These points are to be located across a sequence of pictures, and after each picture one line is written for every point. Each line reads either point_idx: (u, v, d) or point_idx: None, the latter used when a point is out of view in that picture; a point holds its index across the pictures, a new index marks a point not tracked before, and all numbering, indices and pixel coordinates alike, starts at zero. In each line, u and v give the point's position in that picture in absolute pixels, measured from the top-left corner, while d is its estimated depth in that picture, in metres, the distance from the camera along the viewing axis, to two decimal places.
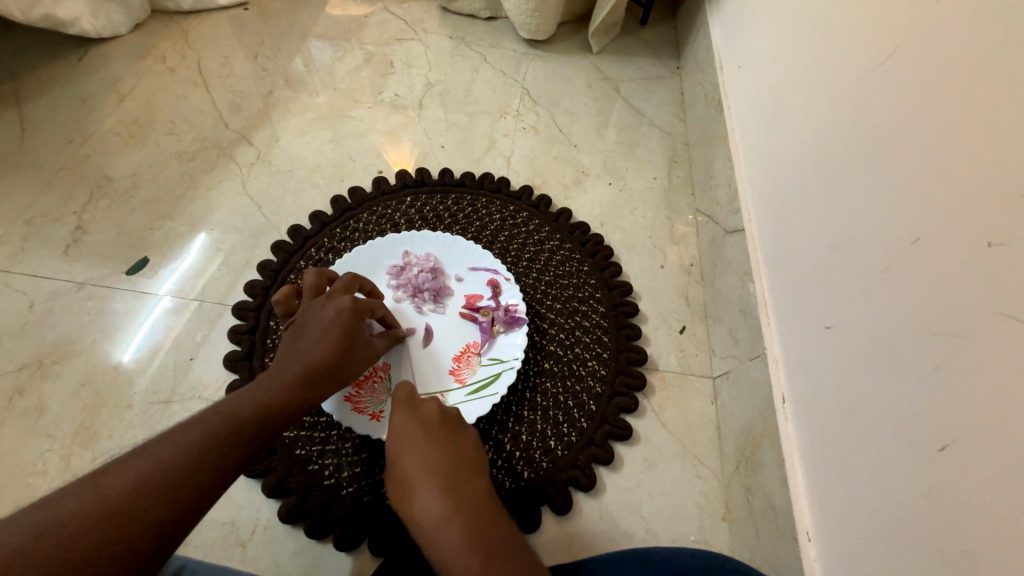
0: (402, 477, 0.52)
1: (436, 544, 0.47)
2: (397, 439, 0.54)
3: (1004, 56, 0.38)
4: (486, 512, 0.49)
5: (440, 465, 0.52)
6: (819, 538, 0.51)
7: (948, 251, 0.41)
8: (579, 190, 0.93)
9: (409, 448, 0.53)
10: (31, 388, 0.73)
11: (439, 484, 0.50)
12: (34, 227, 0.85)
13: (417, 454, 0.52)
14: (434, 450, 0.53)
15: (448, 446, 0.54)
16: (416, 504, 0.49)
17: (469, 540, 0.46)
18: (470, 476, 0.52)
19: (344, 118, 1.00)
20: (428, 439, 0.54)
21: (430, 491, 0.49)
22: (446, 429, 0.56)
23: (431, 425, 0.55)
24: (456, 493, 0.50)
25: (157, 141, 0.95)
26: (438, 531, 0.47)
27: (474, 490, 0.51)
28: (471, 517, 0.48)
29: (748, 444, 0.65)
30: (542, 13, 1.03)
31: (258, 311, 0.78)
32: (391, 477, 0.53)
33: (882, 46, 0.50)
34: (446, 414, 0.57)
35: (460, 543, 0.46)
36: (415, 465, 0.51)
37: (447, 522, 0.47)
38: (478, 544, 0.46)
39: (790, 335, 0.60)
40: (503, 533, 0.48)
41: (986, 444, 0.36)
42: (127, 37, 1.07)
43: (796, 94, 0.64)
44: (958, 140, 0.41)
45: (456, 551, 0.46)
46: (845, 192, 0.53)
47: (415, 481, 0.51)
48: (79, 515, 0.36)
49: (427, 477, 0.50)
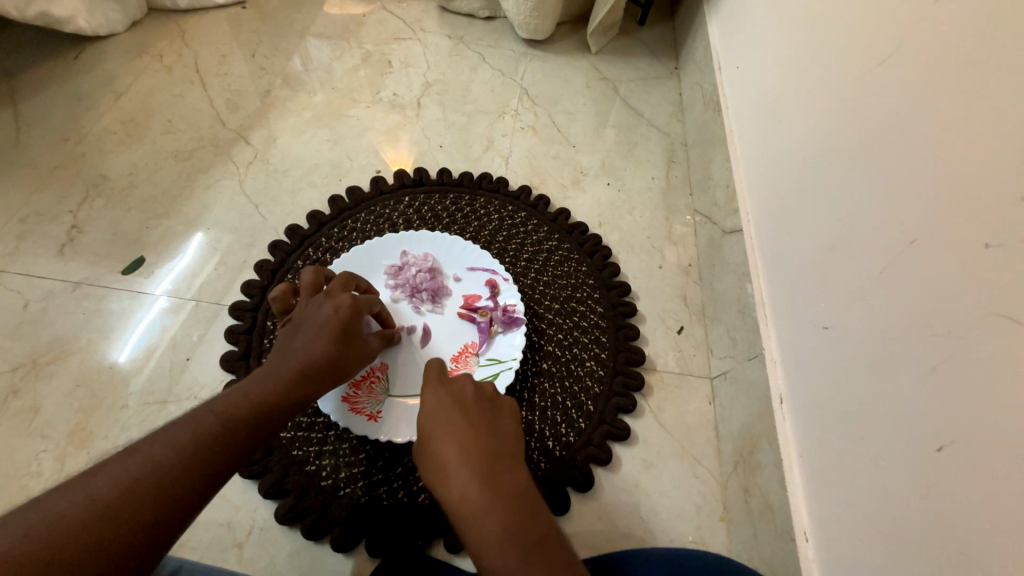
0: (434, 458, 0.44)
1: (470, 536, 0.39)
2: (429, 419, 0.47)
3: (1003, 57, 0.38)
4: (526, 501, 0.40)
5: (476, 446, 0.44)
6: (817, 536, 0.51)
7: (946, 251, 0.41)
8: (577, 190, 0.93)
9: (440, 427, 0.46)
10: (26, 389, 0.72)
11: (474, 465, 0.42)
12: (29, 225, 0.84)
13: (451, 432, 0.45)
14: (468, 428, 0.46)
15: (486, 427, 0.46)
16: (448, 490, 0.42)
17: (507, 530, 0.38)
18: (512, 460, 0.43)
19: (341, 117, 0.99)
20: (463, 417, 0.47)
21: (464, 474, 0.41)
22: (484, 408, 0.48)
23: (467, 404, 0.48)
24: (494, 476, 0.41)
25: (153, 140, 0.94)
26: (473, 517, 0.39)
27: (517, 475, 0.42)
28: (510, 502, 0.40)
29: (746, 444, 0.65)
30: (541, 13, 1.03)
31: (255, 311, 0.78)
32: (424, 462, 0.45)
33: (880, 47, 0.50)
34: (485, 396, 0.50)
35: (494, 534, 0.38)
36: (448, 443, 0.44)
37: (482, 509, 0.39)
38: (515, 535, 0.38)
39: (788, 335, 0.60)
40: (546, 525, 0.39)
41: (984, 445, 0.36)
42: (124, 35, 1.07)
43: (795, 94, 0.64)
44: (957, 141, 0.41)
45: (490, 541, 0.38)
46: (844, 191, 0.53)
47: (446, 461, 0.43)
48: (68, 515, 0.36)
49: (460, 456, 0.43)
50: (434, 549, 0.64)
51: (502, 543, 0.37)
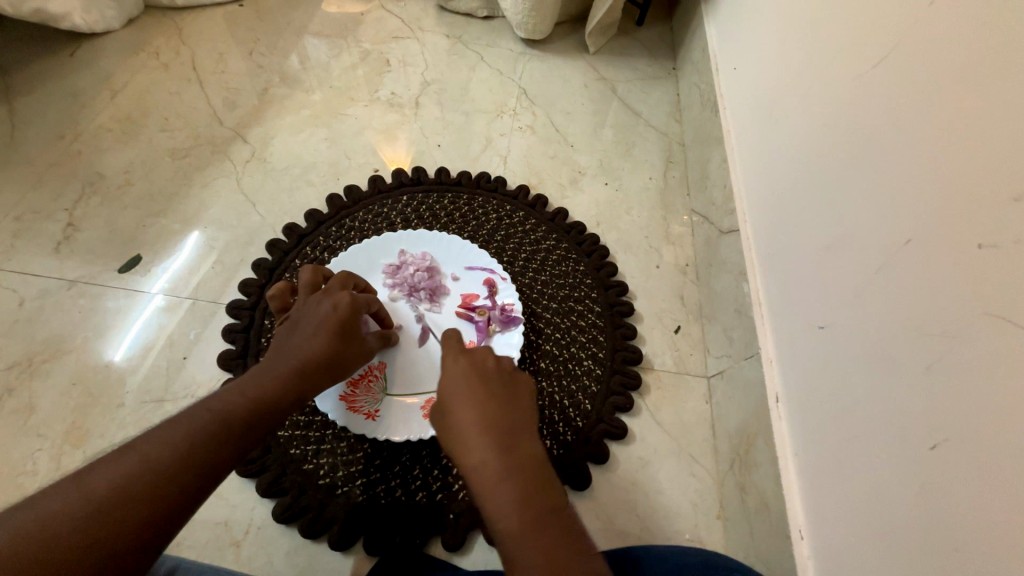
0: (452, 422, 0.44)
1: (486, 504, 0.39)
2: (447, 381, 0.47)
3: (997, 61, 0.39)
4: (541, 475, 0.41)
5: (494, 414, 0.44)
6: (812, 534, 0.51)
7: (940, 251, 0.41)
8: (575, 190, 0.93)
9: (458, 392, 0.45)
10: (21, 387, 0.72)
11: (492, 434, 0.42)
12: (24, 223, 0.84)
13: (472, 401, 0.44)
14: (487, 395, 0.45)
15: (504, 395, 0.46)
16: (466, 456, 0.42)
17: (522, 503, 0.38)
18: (531, 435, 0.43)
19: (339, 116, 0.99)
20: (484, 386, 0.46)
21: (483, 443, 0.42)
22: (502, 377, 0.48)
23: (486, 370, 0.48)
24: (512, 447, 0.41)
25: (150, 138, 0.94)
26: (489, 487, 0.40)
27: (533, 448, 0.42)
28: (527, 475, 0.40)
29: (742, 443, 0.66)
30: (539, 13, 1.03)
31: (253, 309, 0.78)
32: (442, 426, 0.45)
33: (877, 49, 0.50)
34: (504, 362, 0.49)
35: (509, 505, 0.38)
36: (467, 408, 0.44)
37: (500, 479, 0.40)
38: (530, 509, 0.38)
39: (785, 334, 0.61)
40: (560, 498, 0.40)
41: (977, 443, 0.36)
42: (120, 33, 1.06)
43: (791, 96, 0.65)
44: (952, 141, 0.41)
45: (506, 512, 0.38)
46: (840, 191, 0.53)
47: (465, 427, 0.43)
48: (62, 516, 0.36)
49: (479, 424, 0.43)
50: (431, 547, 0.64)
51: (518, 515, 0.38)
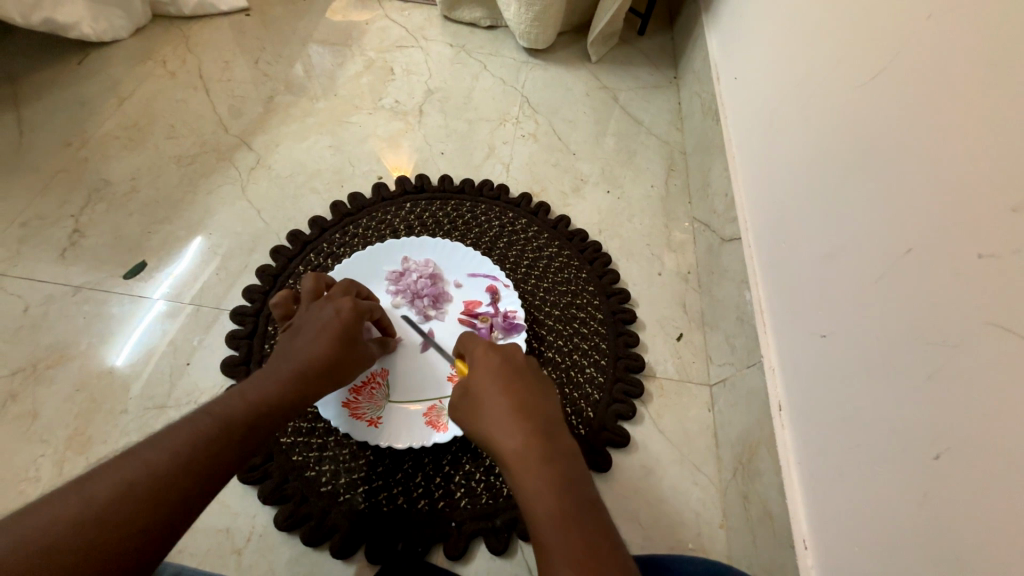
0: (489, 415, 0.46)
1: (524, 486, 0.41)
2: (481, 378, 0.49)
3: (995, 73, 0.39)
4: (574, 463, 0.43)
5: (531, 405, 0.46)
6: (815, 543, 0.51)
7: (940, 261, 0.41)
8: (577, 197, 0.94)
9: (495, 385, 0.48)
10: (26, 393, 0.72)
11: (533, 424, 0.45)
12: (31, 229, 0.84)
13: (505, 389, 0.47)
14: (521, 388, 0.48)
15: (539, 391, 0.48)
16: (507, 442, 0.44)
17: (560, 487, 0.41)
18: (559, 423, 0.46)
19: (343, 123, 1.00)
20: (514, 376, 0.49)
21: (524, 431, 0.44)
22: (534, 374, 0.50)
23: (518, 365, 0.50)
24: (550, 436, 0.44)
25: (156, 145, 0.95)
26: (530, 471, 0.42)
27: (568, 440, 0.45)
28: (563, 461, 0.43)
29: (745, 451, 0.66)
30: (542, 23, 1.04)
31: (256, 316, 0.78)
32: (476, 417, 0.48)
33: (875, 60, 0.51)
34: (534, 364, 0.51)
35: (547, 489, 0.40)
36: (504, 399, 0.47)
37: (541, 463, 0.42)
38: (567, 491, 0.41)
39: (788, 343, 0.60)
40: (589, 487, 0.42)
41: (979, 451, 0.37)
42: (127, 41, 1.07)
43: (792, 105, 0.65)
44: (951, 154, 0.41)
45: (544, 494, 0.40)
46: (841, 199, 0.53)
47: (507, 415, 0.45)
48: (60, 522, 0.36)
49: (521, 413, 0.45)
50: (433, 556, 0.64)
51: (555, 498, 0.40)
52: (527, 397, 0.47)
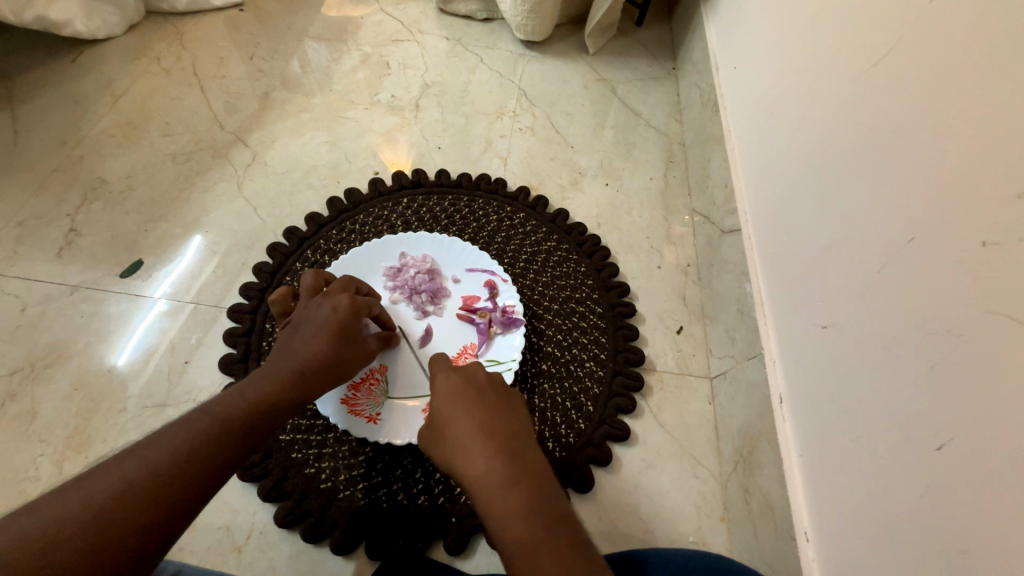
0: (453, 440, 0.45)
1: (490, 514, 0.40)
2: (444, 404, 0.48)
3: (998, 58, 0.38)
4: (543, 483, 0.42)
5: (496, 426, 0.45)
6: (817, 536, 0.51)
7: (941, 250, 0.41)
8: (575, 191, 0.93)
9: (459, 410, 0.47)
10: (24, 393, 0.72)
11: (495, 443, 0.44)
12: (27, 229, 0.84)
13: (468, 412, 0.46)
14: (486, 410, 0.47)
15: (502, 412, 0.47)
16: (471, 467, 0.43)
17: (528, 511, 0.40)
18: (526, 441, 0.45)
19: (339, 119, 1.00)
20: (478, 399, 0.48)
21: (488, 454, 0.43)
22: (497, 395, 0.49)
23: (481, 389, 0.49)
24: (516, 455, 0.43)
25: (151, 143, 0.94)
26: (495, 497, 0.40)
27: (537, 460, 0.44)
28: (531, 482, 0.41)
29: (745, 443, 0.65)
30: (538, 14, 1.03)
31: (254, 313, 0.78)
32: (440, 445, 0.46)
33: (875, 47, 0.50)
34: (497, 385, 0.50)
35: (516, 513, 0.39)
36: (469, 423, 0.45)
37: (506, 487, 0.41)
38: (535, 514, 0.39)
39: (788, 335, 0.60)
40: (562, 505, 0.41)
41: (982, 441, 0.36)
42: (122, 38, 1.07)
43: (792, 94, 0.64)
44: (953, 141, 0.41)
45: (513, 518, 0.39)
46: (842, 189, 0.53)
47: (469, 440, 0.44)
48: (61, 521, 0.36)
49: (484, 435, 0.44)
50: (433, 552, 0.64)
51: (524, 522, 0.39)
52: (492, 419, 0.46)
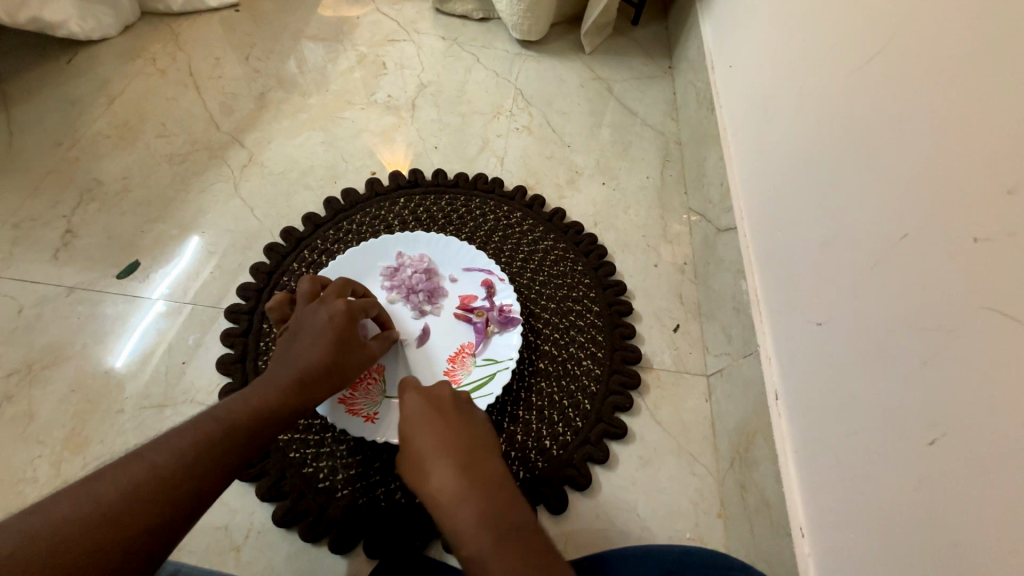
0: (414, 459, 0.46)
1: (448, 527, 0.41)
2: (407, 425, 0.48)
3: (990, 56, 0.39)
4: (501, 492, 0.42)
5: (455, 442, 0.46)
6: (813, 530, 0.51)
7: (934, 246, 0.41)
8: (572, 190, 0.93)
9: (420, 430, 0.47)
10: (21, 394, 0.72)
11: (453, 458, 0.44)
12: (23, 231, 0.84)
13: (429, 431, 0.47)
14: (447, 427, 0.47)
15: (462, 428, 0.48)
16: (428, 484, 0.43)
17: (483, 521, 0.40)
18: (487, 454, 0.45)
19: (336, 119, 1.00)
20: (441, 417, 0.48)
21: (444, 469, 0.43)
22: (460, 412, 0.50)
23: (443, 408, 0.49)
24: (473, 469, 0.43)
25: (147, 144, 0.94)
26: (451, 511, 0.41)
27: (494, 472, 0.44)
28: (485, 493, 0.42)
29: (742, 440, 0.66)
30: (533, 13, 1.04)
31: (251, 314, 0.78)
32: (405, 464, 0.47)
33: (869, 44, 0.50)
34: (461, 402, 0.51)
35: (471, 524, 0.40)
36: (429, 442, 0.46)
37: (461, 500, 0.41)
38: (490, 524, 0.40)
39: (784, 331, 0.60)
40: (525, 514, 0.41)
41: (975, 436, 0.36)
42: (117, 39, 1.07)
43: (786, 92, 0.65)
44: (945, 139, 0.41)
45: (468, 530, 0.40)
46: (836, 185, 0.53)
47: (429, 456, 0.45)
48: (71, 520, 0.36)
49: (442, 452, 0.45)
50: (432, 549, 0.64)
51: (479, 532, 0.39)
52: (451, 436, 0.46)
